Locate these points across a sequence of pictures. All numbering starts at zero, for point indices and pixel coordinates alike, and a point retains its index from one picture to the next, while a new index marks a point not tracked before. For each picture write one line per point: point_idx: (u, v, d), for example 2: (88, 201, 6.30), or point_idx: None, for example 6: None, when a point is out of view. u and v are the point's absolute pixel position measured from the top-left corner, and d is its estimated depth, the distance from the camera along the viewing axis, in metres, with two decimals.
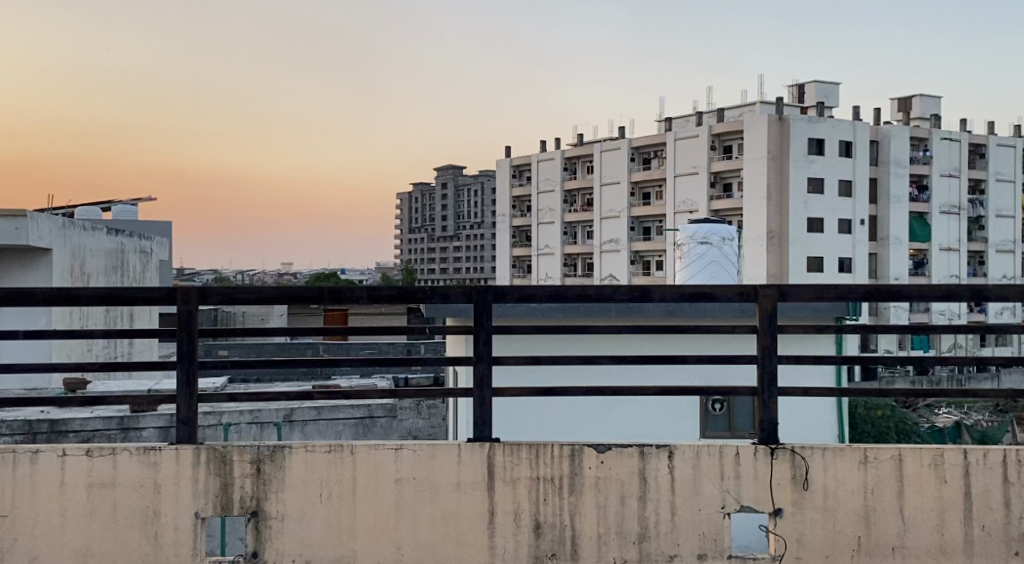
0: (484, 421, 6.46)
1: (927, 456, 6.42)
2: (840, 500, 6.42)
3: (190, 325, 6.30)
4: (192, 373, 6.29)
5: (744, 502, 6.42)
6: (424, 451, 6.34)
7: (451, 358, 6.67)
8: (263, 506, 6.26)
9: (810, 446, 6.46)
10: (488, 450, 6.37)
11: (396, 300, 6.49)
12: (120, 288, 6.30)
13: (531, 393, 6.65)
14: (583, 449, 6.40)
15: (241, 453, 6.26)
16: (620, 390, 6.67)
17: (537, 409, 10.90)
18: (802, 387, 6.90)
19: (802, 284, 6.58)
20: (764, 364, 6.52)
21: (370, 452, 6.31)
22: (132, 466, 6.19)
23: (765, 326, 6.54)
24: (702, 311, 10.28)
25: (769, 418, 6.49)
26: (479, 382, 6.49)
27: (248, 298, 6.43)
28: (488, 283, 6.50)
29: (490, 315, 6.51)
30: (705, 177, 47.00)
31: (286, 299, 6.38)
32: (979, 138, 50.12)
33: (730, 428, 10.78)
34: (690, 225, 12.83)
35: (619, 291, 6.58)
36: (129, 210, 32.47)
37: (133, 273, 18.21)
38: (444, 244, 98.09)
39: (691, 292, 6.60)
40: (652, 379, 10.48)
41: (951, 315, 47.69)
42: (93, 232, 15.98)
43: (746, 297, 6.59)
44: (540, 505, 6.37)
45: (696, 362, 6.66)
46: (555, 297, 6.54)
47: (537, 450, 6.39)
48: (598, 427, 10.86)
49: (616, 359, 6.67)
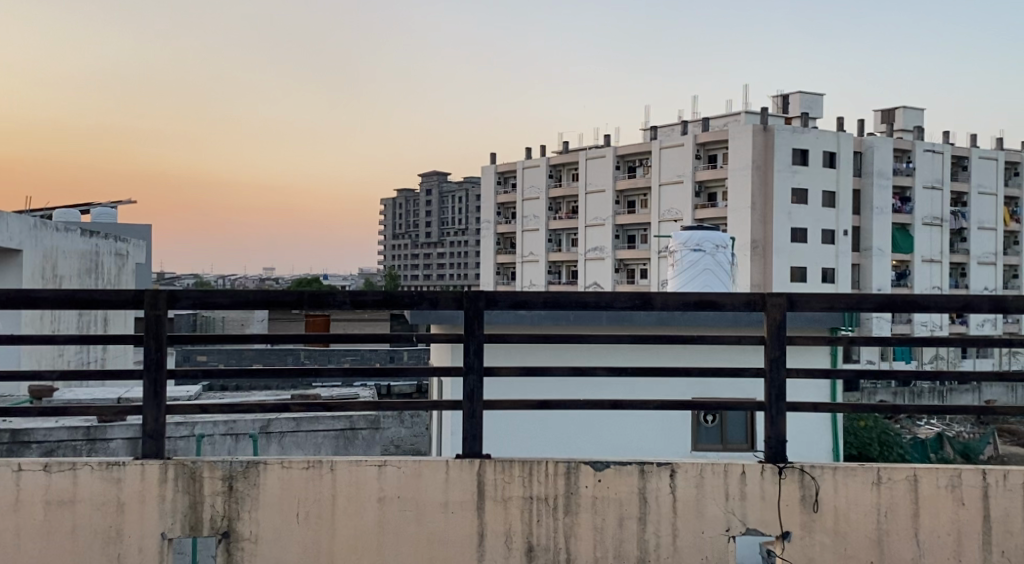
0: (474, 435, 6.04)
1: (943, 477, 6.03)
2: (852, 524, 6.03)
3: (158, 332, 5.86)
4: (160, 383, 5.84)
5: (749, 525, 6.03)
6: (409, 468, 5.91)
7: (440, 368, 6.25)
8: (235, 526, 5.82)
9: (819, 466, 6.06)
10: (477, 467, 5.96)
11: (380, 306, 6.09)
12: (82, 291, 5.86)
13: (526, 406, 6.23)
14: (580, 467, 6.00)
15: (212, 469, 5.82)
16: (618, 402, 6.25)
17: (528, 422, 10.51)
18: (811, 402, 6.51)
19: (813, 294, 6.18)
20: (771, 378, 6.13)
21: (351, 468, 5.89)
22: (93, 483, 5.75)
23: (773, 338, 6.14)
24: (695, 321, 9.88)
25: (777, 435, 6.10)
26: (468, 394, 6.08)
27: (221, 301, 6.00)
28: (477, 289, 6.10)
29: (481, 322, 6.11)
30: (690, 187, 46.69)
31: (263, 304, 5.97)
32: (962, 151, 50.08)
33: (723, 441, 10.35)
34: (682, 231, 12.46)
35: (618, 298, 6.19)
36: (108, 213, 31.93)
37: (109, 275, 17.73)
38: (427, 251, 97.56)
39: (694, 301, 6.20)
40: (642, 391, 10.11)
41: (933, 327, 47.67)
42: (66, 232, 15.48)
43: (753, 306, 6.19)
44: (533, 526, 5.96)
45: (701, 373, 6.25)
46: (552, 304, 6.12)
47: (530, 467, 5.98)
48: (587, 443, 10.52)
49: (614, 371, 6.26)
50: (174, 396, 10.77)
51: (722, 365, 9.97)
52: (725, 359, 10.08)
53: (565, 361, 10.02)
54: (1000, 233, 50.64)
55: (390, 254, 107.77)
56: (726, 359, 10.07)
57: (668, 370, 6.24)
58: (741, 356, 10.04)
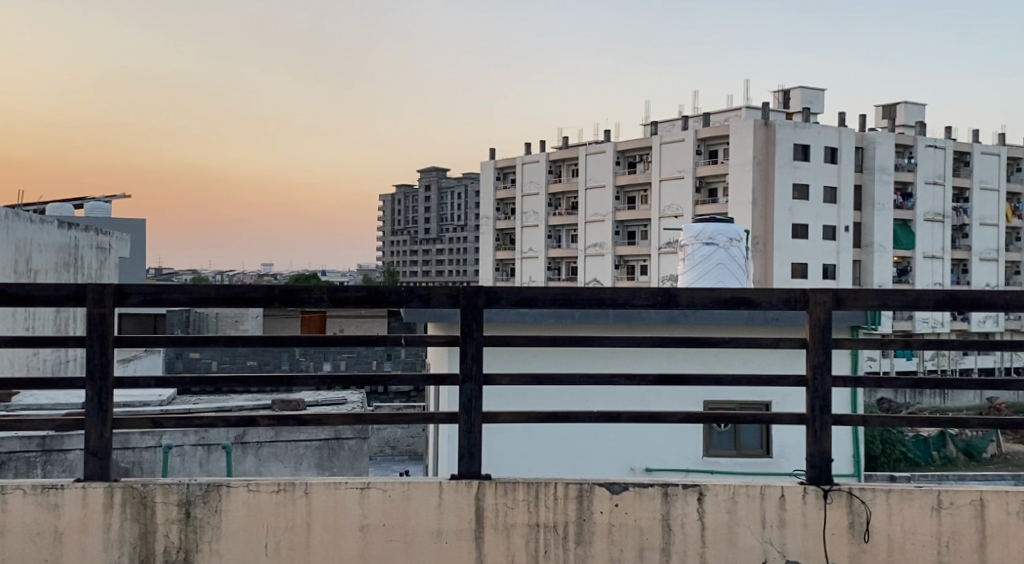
0: (471, 454, 5.26)
1: (1015, 504, 5.22)
2: (906, 556, 5.21)
3: (104, 330, 5.04)
4: (105, 392, 5.03)
5: (790, 556, 5.21)
6: (396, 491, 5.11)
7: (432, 375, 5.44)
8: (193, 559, 5.00)
9: (871, 489, 5.24)
10: (476, 490, 5.16)
11: (362, 303, 5.28)
12: (14, 285, 5.01)
13: (533, 419, 5.40)
14: (594, 490, 5.19)
15: (165, 493, 5.01)
16: (639, 414, 5.43)
17: (531, 433, 9.63)
18: (860, 415, 5.64)
19: (862, 289, 5.35)
20: (814, 388, 5.31)
21: (328, 491, 5.08)
22: (25, 509, 4.93)
23: (816, 340, 5.33)
24: (711, 323, 8.96)
25: (821, 453, 5.27)
26: (466, 405, 5.29)
27: (179, 298, 5.16)
28: (477, 284, 5.30)
29: (481, 322, 5.31)
30: (690, 182, 45.87)
31: (227, 300, 5.17)
32: (963, 146, 49.25)
33: (737, 446, 9.61)
34: (694, 224, 11.63)
35: (638, 295, 5.39)
36: (102, 207, 31.09)
37: (90, 270, 16.89)
38: (427, 246, 96.94)
39: (727, 297, 5.36)
40: (648, 403, 9.29)
41: (935, 323, 46.98)
42: (41, 225, 14.66)
43: (794, 304, 5.36)
44: (540, 557, 5.15)
45: (732, 386, 5.45)
46: (562, 301, 5.34)
47: (536, 490, 5.17)
48: (594, 456, 9.65)
49: (634, 379, 5.44)
50: (142, 403, 9.79)
51: (739, 373, 9.09)
52: (742, 367, 9.20)
53: (569, 366, 9.12)
54: (1002, 229, 49.78)
55: (389, 250, 107.15)
56: (743, 369, 9.19)
57: (694, 376, 5.40)
58: (758, 363, 9.20)
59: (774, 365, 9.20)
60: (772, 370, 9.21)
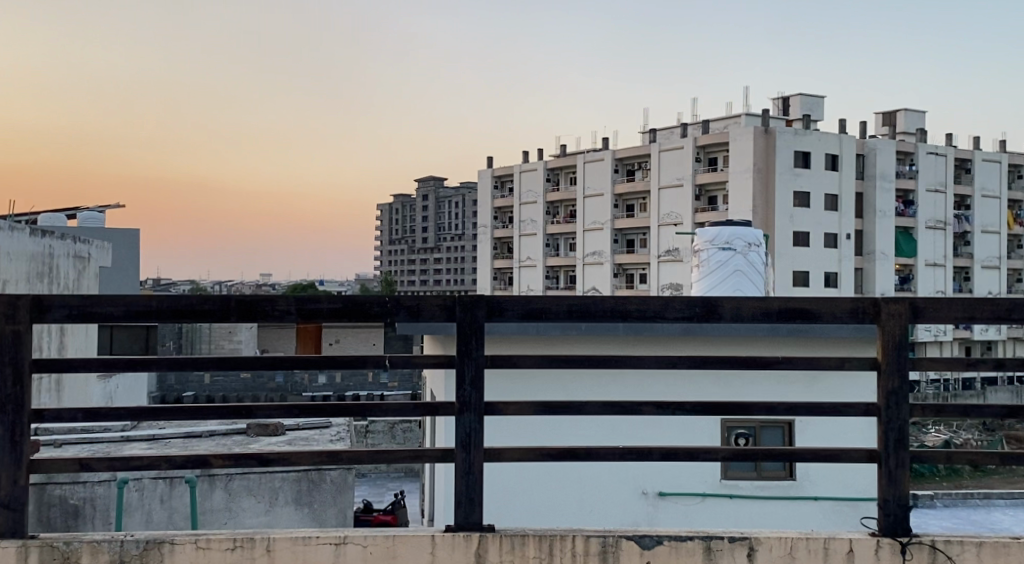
0: (471, 500, 4.35)
1: None
2: None
3: (21, 351, 4.13)
4: (20, 427, 4.11)
5: None
6: (380, 546, 4.20)
7: (423, 405, 4.52)
8: None
9: (957, 541, 4.35)
10: (476, 545, 4.25)
11: (339, 317, 4.33)
12: None
13: (543, 458, 4.46)
14: (621, 542, 4.30)
15: (95, 553, 4.10)
16: (677, 451, 4.49)
17: (528, 473, 8.14)
18: (944, 453, 4.64)
19: (945, 300, 4.42)
20: (888, 421, 4.41)
21: (294, 547, 4.17)
22: None
23: (891, 361, 4.41)
24: (730, 335, 7.87)
25: (897, 499, 4.38)
26: (464, 441, 4.38)
27: (111, 311, 4.21)
28: (476, 293, 4.40)
29: (483, 340, 4.41)
30: (690, 190, 44.94)
31: (171, 315, 4.25)
32: (964, 153, 48.34)
33: (757, 469, 8.23)
34: (710, 227, 10.57)
35: (674, 306, 4.46)
36: (95, 217, 30.24)
37: (66, 281, 15.93)
38: (424, 256, 95.72)
39: (780, 309, 4.45)
40: (661, 435, 8.06)
41: (937, 331, 45.66)
42: (11, 233, 13.73)
43: (860, 317, 4.45)
44: None
45: (787, 414, 4.54)
46: (579, 314, 4.42)
47: (549, 544, 4.27)
48: (599, 493, 8.16)
49: (667, 407, 4.51)
50: (91, 441, 8.75)
51: (760, 399, 7.93)
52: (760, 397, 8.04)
53: (572, 393, 7.93)
54: (1005, 236, 48.82)
55: (388, 260, 106.35)
56: (760, 392, 8.01)
57: (738, 408, 4.49)
58: (776, 389, 8.04)
59: (794, 391, 8.03)
60: (791, 396, 8.04)
